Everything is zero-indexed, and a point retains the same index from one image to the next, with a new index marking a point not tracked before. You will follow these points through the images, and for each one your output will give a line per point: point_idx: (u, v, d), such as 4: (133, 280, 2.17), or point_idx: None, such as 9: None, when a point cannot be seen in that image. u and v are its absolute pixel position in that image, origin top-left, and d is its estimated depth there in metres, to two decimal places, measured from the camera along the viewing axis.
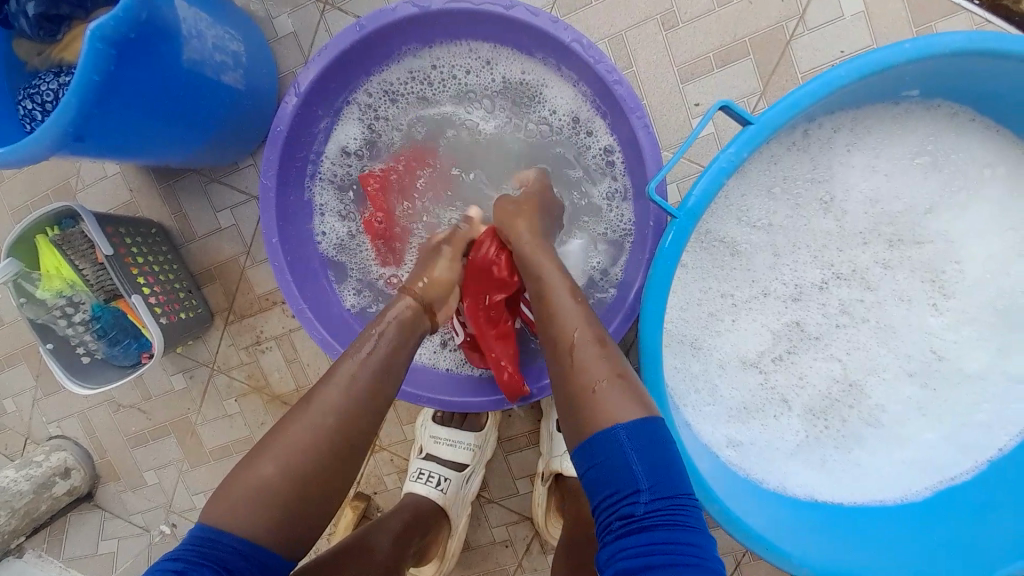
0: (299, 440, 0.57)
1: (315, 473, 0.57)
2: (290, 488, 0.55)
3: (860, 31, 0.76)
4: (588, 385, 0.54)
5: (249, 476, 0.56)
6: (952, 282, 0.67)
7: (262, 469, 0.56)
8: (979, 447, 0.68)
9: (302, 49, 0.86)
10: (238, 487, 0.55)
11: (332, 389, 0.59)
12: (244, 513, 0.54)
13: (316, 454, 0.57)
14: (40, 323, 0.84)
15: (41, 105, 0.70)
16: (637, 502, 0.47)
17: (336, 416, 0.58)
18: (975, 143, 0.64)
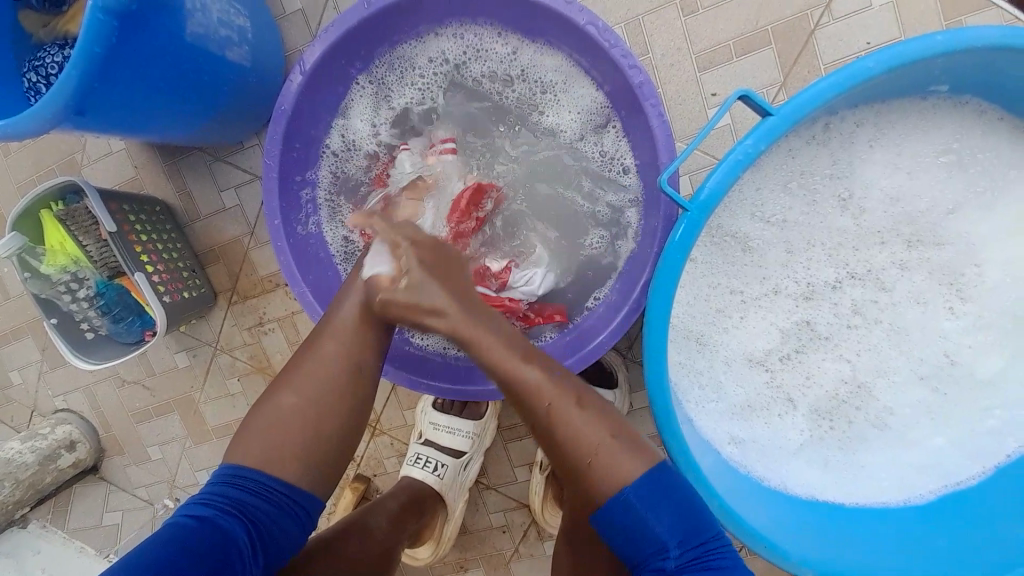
0: (303, 390, 0.58)
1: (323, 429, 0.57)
2: (297, 439, 0.56)
3: (887, 23, 0.73)
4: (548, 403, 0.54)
5: (263, 416, 0.57)
6: (971, 285, 0.65)
7: (261, 423, 0.57)
8: (988, 452, 0.67)
9: (309, 27, 0.84)
10: (252, 426, 0.57)
11: (334, 342, 0.60)
12: (263, 450, 0.55)
13: (318, 406, 0.58)
14: (45, 298, 0.84)
15: (45, 78, 0.69)
16: (667, 557, 0.49)
17: (337, 368, 0.59)
18: (1003, 142, 0.62)
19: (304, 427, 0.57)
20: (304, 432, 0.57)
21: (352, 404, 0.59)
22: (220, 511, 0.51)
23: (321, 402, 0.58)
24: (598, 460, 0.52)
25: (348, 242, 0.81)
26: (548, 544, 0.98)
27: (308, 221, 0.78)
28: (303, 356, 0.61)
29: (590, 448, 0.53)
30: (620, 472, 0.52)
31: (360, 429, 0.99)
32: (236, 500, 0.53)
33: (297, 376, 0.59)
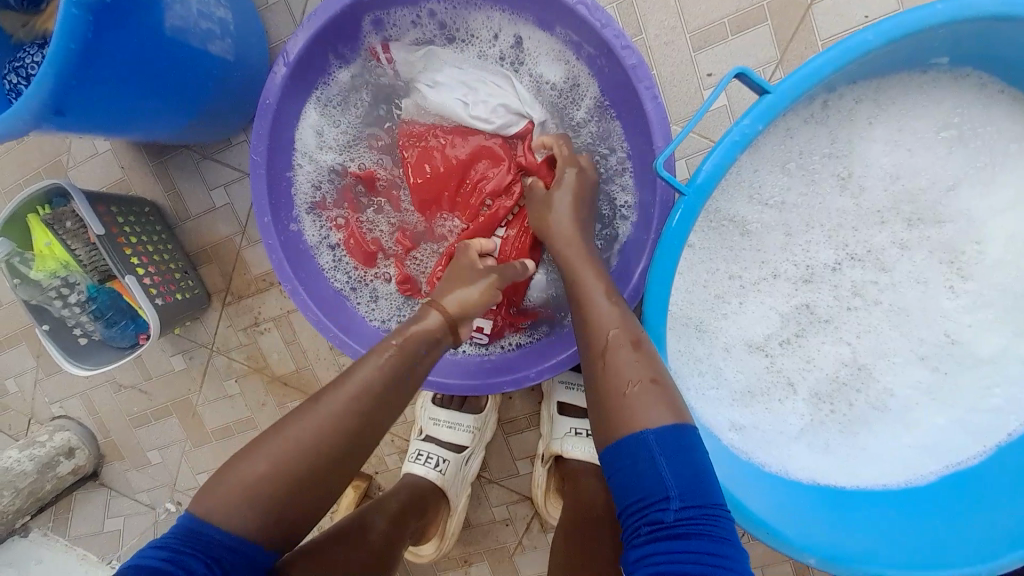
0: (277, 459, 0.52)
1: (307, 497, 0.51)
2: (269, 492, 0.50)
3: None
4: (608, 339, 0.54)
5: (232, 474, 0.52)
6: (972, 263, 0.64)
7: (242, 489, 0.50)
8: (993, 431, 0.66)
9: (294, 19, 0.82)
10: (220, 483, 0.52)
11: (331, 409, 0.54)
12: (233, 503, 0.50)
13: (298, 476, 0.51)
14: (35, 304, 0.82)
15: (26, 79, 0.68)
16: (667, 508, 0.46)
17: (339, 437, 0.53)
18: (1003, 115, 0.61)
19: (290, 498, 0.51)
20: (282, 494, 0.51)
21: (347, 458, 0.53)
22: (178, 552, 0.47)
23: (307, 472, 0.52)
24: (635, 395, 0.50)
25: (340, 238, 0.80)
26: (552, 536, 0.98)
27: (297, 218, 0.77)
28: (305, 407, 0.54)
29: (629, 385, 0.51)
30: (638, 414, 0.50)
31: None
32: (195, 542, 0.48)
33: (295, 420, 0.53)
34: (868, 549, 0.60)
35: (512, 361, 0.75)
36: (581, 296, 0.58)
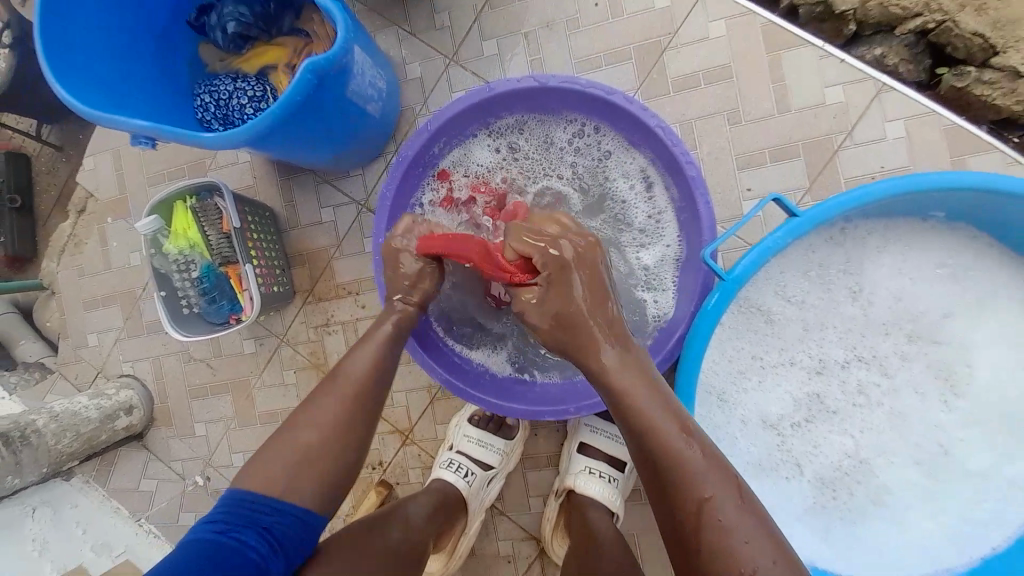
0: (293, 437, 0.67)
1: (316, 463, 0.65)
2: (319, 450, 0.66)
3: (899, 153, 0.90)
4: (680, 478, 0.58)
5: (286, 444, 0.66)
6: (965, 382, 0.74)
7: (254, 479, 0.63)
8: (977, 541, 0.74)
9: (424, 91, 1.04)
10: (271, 457, 0.65)
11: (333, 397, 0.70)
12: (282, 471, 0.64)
13: (314, 448, 0.66)
14: (160, 273, 0.98)
15: (214, 101, 0.90)
16: None
17: (338, 411, 0.69)
18: (996, 260, 0.73)
19: (297, 462, 0.65)
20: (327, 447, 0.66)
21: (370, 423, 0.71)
22: (234, 526, 0.59)
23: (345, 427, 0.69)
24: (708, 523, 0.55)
25: None
26: None
27: None
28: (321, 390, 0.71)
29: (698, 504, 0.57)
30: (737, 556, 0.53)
31: (394, 435, 1.08)
32: (245, 514, 0.60)
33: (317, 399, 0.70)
34: None
35: (552, 395, 0.86)
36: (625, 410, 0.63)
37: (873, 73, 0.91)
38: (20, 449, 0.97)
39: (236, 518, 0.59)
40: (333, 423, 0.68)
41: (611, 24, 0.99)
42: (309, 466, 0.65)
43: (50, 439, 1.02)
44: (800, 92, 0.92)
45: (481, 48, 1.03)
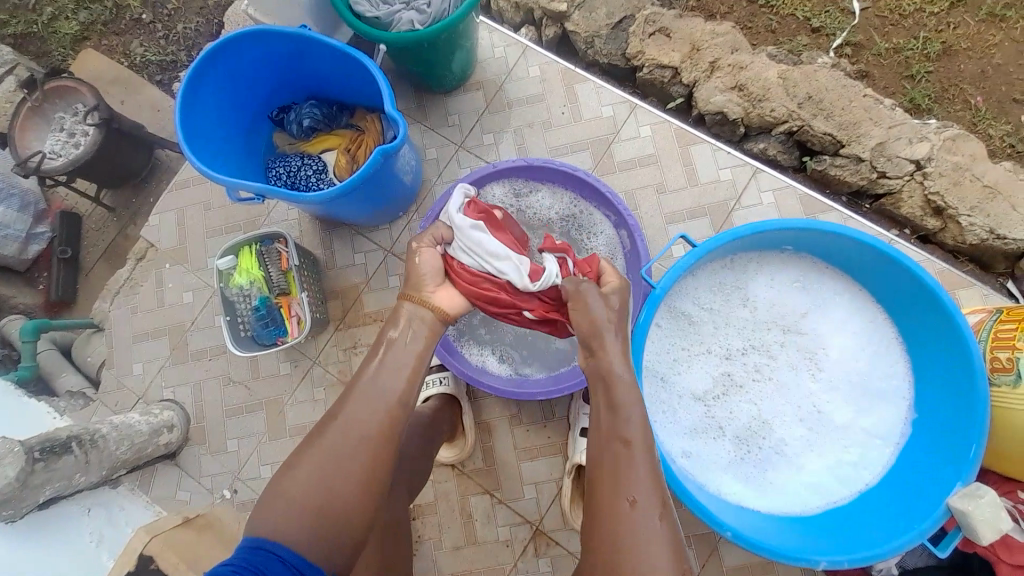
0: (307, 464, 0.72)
1: (339, 491, 0.71)
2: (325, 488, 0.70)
3: (769, 211, 1.36)
4: (630, 502, 0.69)
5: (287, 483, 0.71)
6: (821, 360, 1.10)
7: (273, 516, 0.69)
8: (848, 474, 1.06)
9: (439, 169, 1.43)
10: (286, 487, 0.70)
11: (349, 413, 0.77)
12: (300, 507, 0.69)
13: (334, 476, 0.71)
14: (226, 303, 1.24)
15: (283, 171, 1.25)
16: None
17: (346, 442, 0.74)
18: (829, 277, 1.12)
19: (324, 499, 0.70)
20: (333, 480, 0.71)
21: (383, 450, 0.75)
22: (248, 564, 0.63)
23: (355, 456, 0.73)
24: (635, 550, 0.66)
25: None
26: (541, 561, 1.23)
27: None
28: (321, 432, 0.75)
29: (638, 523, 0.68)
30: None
31: None
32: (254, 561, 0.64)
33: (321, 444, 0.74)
34: (770, 539, 0.96)
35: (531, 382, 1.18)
36: (622, 468, 0.72)
37: (752, 160, 1.40)
38: (90, 450, 1.13)
39: (251, 562, 0.63)
40: (358, 424, 0.76)
41: (574, 124, 1.42)
42: (331, 504, 0.70)
43: (111, 446, 1.18)
44: (704, 172, 1.38)
45: (481, 139, 1.43)
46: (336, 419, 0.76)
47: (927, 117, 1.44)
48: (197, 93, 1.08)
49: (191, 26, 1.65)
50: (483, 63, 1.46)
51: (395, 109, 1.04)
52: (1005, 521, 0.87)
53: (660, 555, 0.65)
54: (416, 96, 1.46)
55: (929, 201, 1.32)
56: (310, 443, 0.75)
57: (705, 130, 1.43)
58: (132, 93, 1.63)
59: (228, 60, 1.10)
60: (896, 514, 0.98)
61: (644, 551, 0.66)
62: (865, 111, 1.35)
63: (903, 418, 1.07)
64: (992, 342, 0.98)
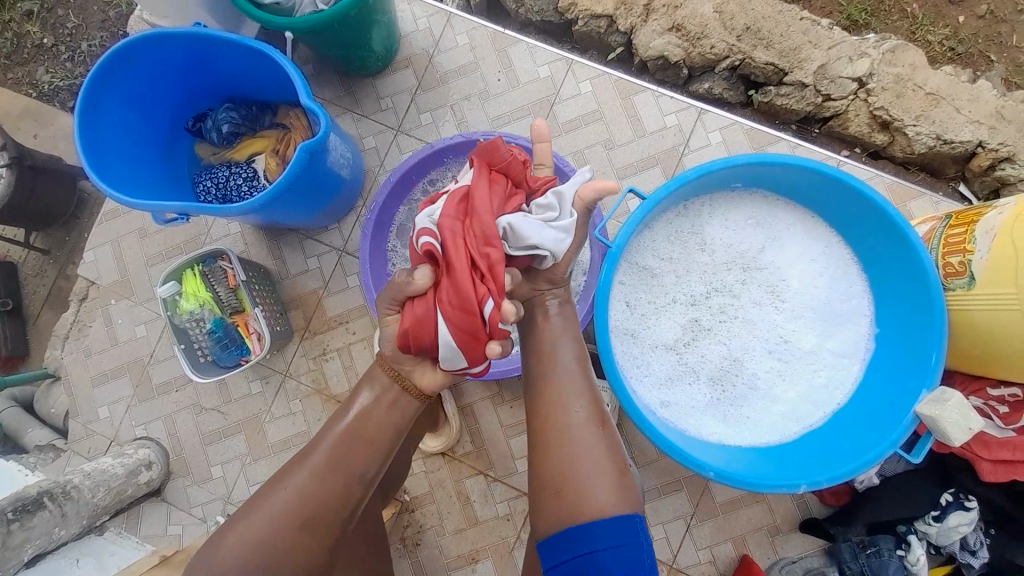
0: (256, 520, 0.78)
1: (268, 543, 0.76)
2: (250, 545, 0.76)
3: (719, 151, 1.35)
4: (564, 416, 0.84)
5: (217, 548, 0.77)
6: (784, 291, 1.11)
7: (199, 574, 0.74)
8: (821, 398, 1.08)
9: (379, 157, 1.36)
10: (222, 545, 0.77)
11: (299, 475, 0.82)
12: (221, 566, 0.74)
13: (274, 541, 0.77)
14: (179, 327, 1.18)
15: (211, 183, 1.17)
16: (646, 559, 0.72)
17: (288, 506, 0.79)
18: (781, 209, 1.12)
19: (258, 555, 0.76)
20: (261, 522, 0.77)
21: (315, 507, 0.80)
22: None
23: (289, 508, 0.79)
24: (569, 438, 0.82)
25: None
26: None
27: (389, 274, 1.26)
28: (264, 491, 0.81)
29: (568, 420, 0.83)
30: (580, 465, 0.79)
31: None
32: None
33: (261, 498, 0.80)
34: (751, 471, 0.99)
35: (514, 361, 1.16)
36: (554, 390, 0.86)
37: (697, 102, 1.37)
38: (65, 502, 1.08)
39: None
40: (314, 485, 0.81)
41: (513, 90, 1.36)
42: (263, 557, 0.76)
43: (87, 494, 1.14)
44: (650, 121, 1.35)
45: (419, 120, 1.37)
46: (285, 479, 0.82)
47: (865, 33, 1.43)
48: (96, 113, 1.00)
49: (96, 41, 1.51)
50: (408, 38, 1.38)
51: (313, 99, 0.97)
52: (974, 420, 0.89)
53: (594, 455, 0.80)
54: (342, 83, 1.38)
55: (875, 116, 1.32)
56: (259, 497, 0.81)
57: (648, 77, 1.39)
58: (43, 125, 1.50)
59: (126, 72, 1.01)
60: (869, 427, 1.01)
61: (580, 454, 0.80)
62: (803, 35, 1.32)
63: (866, 334, 1.09)
64: (944, 248, 0.99)
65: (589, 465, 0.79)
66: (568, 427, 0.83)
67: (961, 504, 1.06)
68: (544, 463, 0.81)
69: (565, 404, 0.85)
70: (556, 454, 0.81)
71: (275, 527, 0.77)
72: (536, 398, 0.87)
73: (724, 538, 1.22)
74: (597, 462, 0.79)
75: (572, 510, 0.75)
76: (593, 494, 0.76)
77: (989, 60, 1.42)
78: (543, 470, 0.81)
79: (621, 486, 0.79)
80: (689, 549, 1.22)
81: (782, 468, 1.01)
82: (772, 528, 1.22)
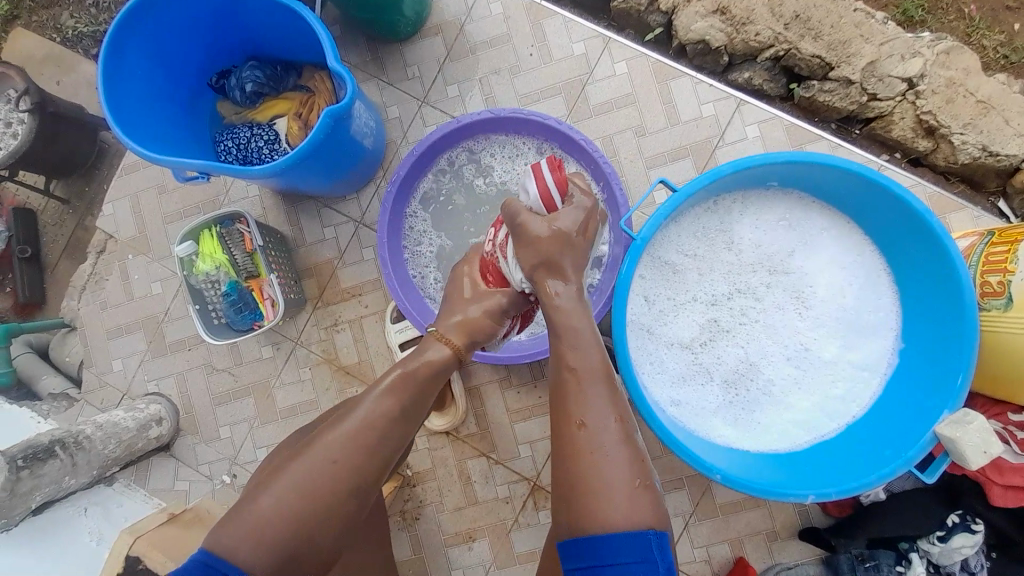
0: (285, 486, 0.73)
1: (302, 511, 0.72)
2: (285, 514, 0.71)
3: (754, 146, 1.29)
4: (580, 420, 0.76)
5: (242, 516, 0.71)
6: (810, 298, 1.08)
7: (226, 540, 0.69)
8: (836, 409, 1.06)
9: (402, 128, 1.33)
10: (244, 514, 0.71)
11: (332, 443, 0.75)
12: (248, 535, 0.69)
13: (297, 511, 0.72)
14: (194, 289, 1.19)
15: (232, 144, 1.15)
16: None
17: (327, 473, 0.74)
18: (815, 212, 1.07)
19: (295, 525, 0.71)
20: (297, 488, 0.73)
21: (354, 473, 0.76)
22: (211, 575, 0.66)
23: (326, 477, 0.74)
24: (586, 443, 0.75)
25: (428, 268, 1.26)
26: (542, 513, 1.26)
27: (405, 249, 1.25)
28: (296, 455, 0.75)
29: (585, 423, 0.76)
30: (593, 475, 0.73)
31: None
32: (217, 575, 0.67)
33: (292, 467, 0.74)
34: (758, 477, 0.98)
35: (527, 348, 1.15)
36: (575, 387, 0.79)
37: (736, 92, 1.31)
38: (75, 452, 1.11)
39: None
40: (350, 450, 0.76)
41: (543, 67, 1.31)
42: (299, 523, 0.71)
43: (98, 445, 1.17)
44: (684, 109, 1.29)
45: (445, 92, 1.32)
46: (317, 444, 0.76)
47: (921, 30, 1.34)
48: (120, 64, 0.98)
49: None
50: (439, 4, 1.33)
51: (339, 63, 0.94)
52: (994, 445, 0.87)
53: (611, 466, 0.73)
54: (369, 48, 1.33)
55: (921, 121, 1.25)
56: (287, 464, 0.75)
57: (685, 62, 1.33)
58: (65, 73, 1.48)
59: (151, 24, 0.99)
60: (883, 443, 1.00)
61: (597, 462, 0.74)
62: (856, 29, 1.24)
63: (890, 348, 1.06)
64: (983, 266, 0.95)
65: (607, 479, 0.72)
66: (585, 432, 0.75)
67: (968, 526, 1.06)
68: (561, 465, 0.76)
69: (583, 405, 0.77)
70: (571, 459, 0.75)
71: (308, 493, 0.72)
72: (560, 391, 0.80)
73: (721, 538, 1.22)
74: (612, 474, 0.73)
75: (580, 521, 0.72)
76: (603, 509, 0.71)
77: None
78: (559, 471, 0.77)
79: (641, 499, 0.72)
80: (685, 546, 1.23)
81: (790, 476, 0.99)
82: (771, 532, 1.22)
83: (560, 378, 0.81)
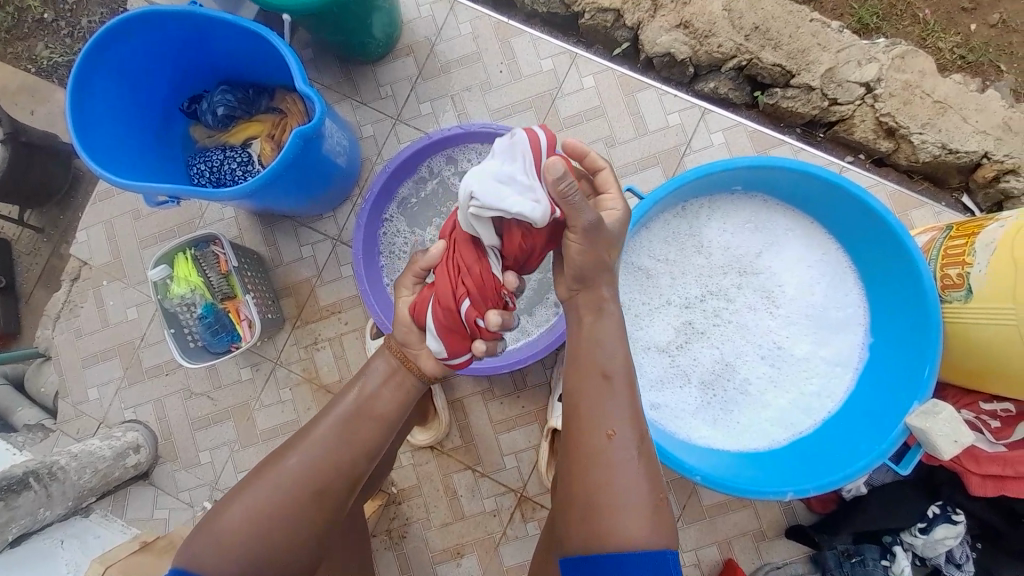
0: (257, 494, 0.74)
1: (271, 522, 0.73)
2: (248, 525, 0.72)
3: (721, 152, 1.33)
4: (609, 429, 0.72)
5: (210, 529, 0.73)
6: (779, 297, 1.10)
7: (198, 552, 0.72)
8: (811, 405, 1.08)
9: (377, 146, 1.35)
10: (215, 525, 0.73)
11: (301, 450, 0.78)
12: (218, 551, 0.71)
13: (273, 519, 0.73)
14: (168, 313, 1.17)
15: (205, 166, 1.16)
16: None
17: (290, 483, 0.75)
18: (779, 213, 1.11)
19: (262, 535, 0.73)
20: (266, 495, 0.74)
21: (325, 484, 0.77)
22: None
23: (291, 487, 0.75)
24: (608, 454, 0.71)
25: None
26: (530, 525, 1.25)
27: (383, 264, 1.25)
28: (267, 464, 0.78)
29: (613, 432, 0.72)
30: (614, 487, 0.69)
31: None
32: None
33: (264, 476, 0.76)
34: (738, 476, 0.99)
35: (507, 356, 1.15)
36: (599, 395, 0.74)
37: (701, 102, 1.35)
38: (49, 483, 1.09)
39: None
40: (318, 459, 0.77)
41: (515, 83, 1.34)
42: (265, 534, 0.73)
43: (73, 475, 1.14)
44: (653, 120, 1.33)
45: (419, 109, 1.35)
46: (286, 454, 0.78)
47: (875, 38, 1.40)
48: (89, 94, 0.99)
49: (95, 18, 1.48)
50: (410, 25, 1.36)
51: (308, 84, 0.95)
52: (965, 434, 0.88)
53: (633, 481, 0.70)
54: (342, 69, 1.36)
55: (881, 122, 1.30)
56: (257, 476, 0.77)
57: (653, 74, 1.37)
58: (39, 102, 1.48)
59: (119, 54, 1.00)
60: (858, 437, 1.01)
61: (617, 476, 0.70)
62: (812, 37, 1.30)
63: (859, 343, 1.08)
64: (943, 260, 0.98)
65: (625, 493, 0.69)
66: (610, 443, 0.71)
67: (949, 517, 1.06)
68: (576, 477, 0.72)
69: (610, 413, 0.73)
70: (587, 470, 0.71)
71: (278, 502, 0.74)
72: (576, 399, 0.76)
73: (709, 541, 1.22)
74: (632, 489, 0.69)
75: (592, 537, 0.68)
76: (621, 524, 0.67)
77: (999, 69, 1.39)
78: (574, 484, 0.72)
79: (657, 515, 0.69)
80: None
81: (769, 474, 1.00)
82: (758, 534, 1.22)
83: (572, 386, 0.77)
